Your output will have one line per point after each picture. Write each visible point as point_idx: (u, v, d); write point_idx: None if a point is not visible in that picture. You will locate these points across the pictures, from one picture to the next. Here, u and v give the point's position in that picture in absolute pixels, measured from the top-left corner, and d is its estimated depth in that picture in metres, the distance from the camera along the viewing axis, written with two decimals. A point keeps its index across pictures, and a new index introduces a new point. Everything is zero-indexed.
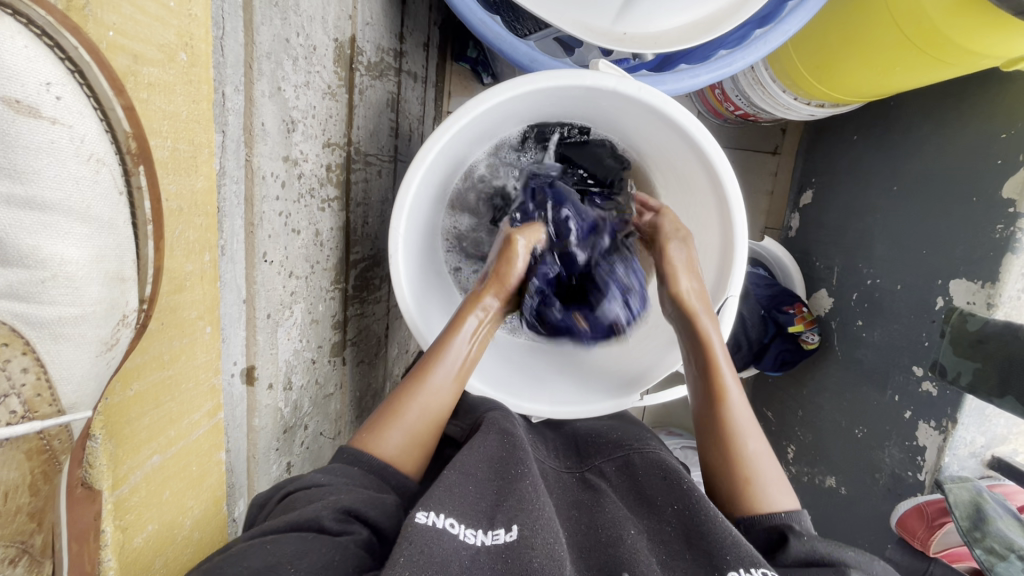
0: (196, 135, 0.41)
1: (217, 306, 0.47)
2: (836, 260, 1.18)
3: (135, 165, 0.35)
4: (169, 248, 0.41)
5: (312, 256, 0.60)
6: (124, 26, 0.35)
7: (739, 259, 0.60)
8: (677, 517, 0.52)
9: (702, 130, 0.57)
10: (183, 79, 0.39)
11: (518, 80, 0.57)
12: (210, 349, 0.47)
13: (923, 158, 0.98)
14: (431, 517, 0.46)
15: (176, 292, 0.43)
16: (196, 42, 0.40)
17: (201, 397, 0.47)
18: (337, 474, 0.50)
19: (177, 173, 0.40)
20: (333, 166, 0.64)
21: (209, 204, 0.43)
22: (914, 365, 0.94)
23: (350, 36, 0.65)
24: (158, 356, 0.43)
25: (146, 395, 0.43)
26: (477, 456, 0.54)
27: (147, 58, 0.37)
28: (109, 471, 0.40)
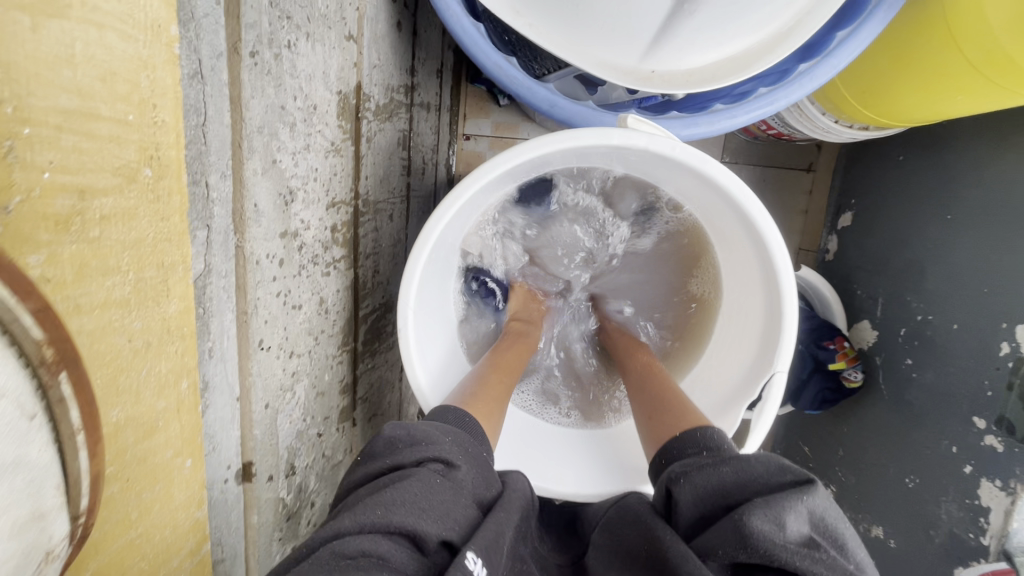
0: (167, 254, 0.33)
1: (196, 436, 0.39)
2: (881, 290, 1.09)
3: (54, 375, 0.24)
4: (133, 393, 0.32)
5: (315, 327, 0.55)
6: (65, 158, 0.25)
7: (789, 332, 0.53)
8: (652, 568, 0.45)
9: (746, 191, 0.51)
10: (146, 197, 0.30)
11: (541, 139, 0.51)
12: (191, 484, 0.39)
13: (982, 186, 0.89)
14: (477, 566, 0.39)
15: (147, 436, 0.34)
16: (165, 149, 0.31)
17: (181, 537, 0.40)
18: (456, 451, 0.48)
19: (142, 306, 0.31)
20: (338, 225, 0.60)
21: (186, 325, 0.35)
22: (975, 416, 0.86)
23: (356, 85, 0.61)
24: (124, 516, 0.34)
25: (107, 568, 0.33)
26: (510, 516, 0.47)
27: (98, 186, 0.27)
28: None
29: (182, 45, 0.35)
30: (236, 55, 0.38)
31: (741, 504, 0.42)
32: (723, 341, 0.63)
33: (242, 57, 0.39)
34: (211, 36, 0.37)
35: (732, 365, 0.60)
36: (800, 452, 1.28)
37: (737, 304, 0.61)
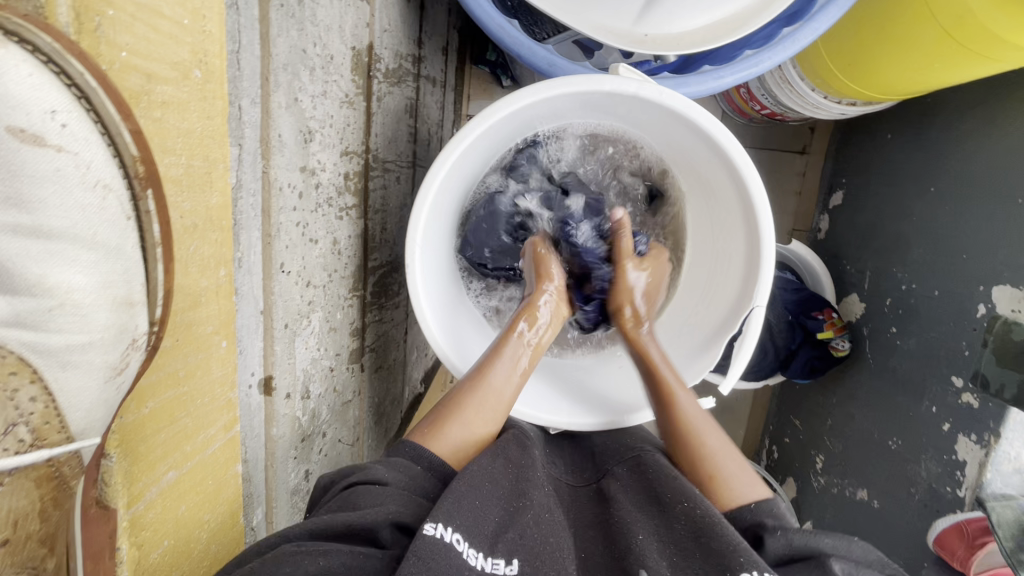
0: (211, 151, 0.40)
1: (232, 321, 0.46)
2: (868, 264, 1.13)
3: (144, 189, 0.35)
4: (183, 266, 0.40)
5: (329, 264, 0.60)
6: (138, 46, 0.34)
7: (766, 266, 0.57)
8: (686, 517, 0.51)
9: (728, 134, 0.55)
10: (197, 95, 0.38)
11: (538, 86, 0.55)
12: (226, 363, 0.47)
13: (963, 157, 0.93)
14: (439, 530, 0.45)
15: (192, 308, 0.42)
16: (211, 58, 0.39)
17: (217, 412, 0.47)
18: (398, 471, 0.52)
19: (191, 190, 0.39)
20: (350, 174, 0.64)
21: (224, 219, 0.42)
22: (953, 375, 0.90)
23: (368, 44, 0.65)
24: (173, 372, 0.43)
25: (161, 412, 0.43)
26: (488, 472, 0.53)
27: (161, 77, 0.36)
28: (125, 489, 0.41)
29: None
30: None
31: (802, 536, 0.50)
32: (708, 285, 0.67)
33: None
34: None
35: (717, 305, 0.64)
36: (791, 425, 1.32)
37: (720, 248, 0.65)
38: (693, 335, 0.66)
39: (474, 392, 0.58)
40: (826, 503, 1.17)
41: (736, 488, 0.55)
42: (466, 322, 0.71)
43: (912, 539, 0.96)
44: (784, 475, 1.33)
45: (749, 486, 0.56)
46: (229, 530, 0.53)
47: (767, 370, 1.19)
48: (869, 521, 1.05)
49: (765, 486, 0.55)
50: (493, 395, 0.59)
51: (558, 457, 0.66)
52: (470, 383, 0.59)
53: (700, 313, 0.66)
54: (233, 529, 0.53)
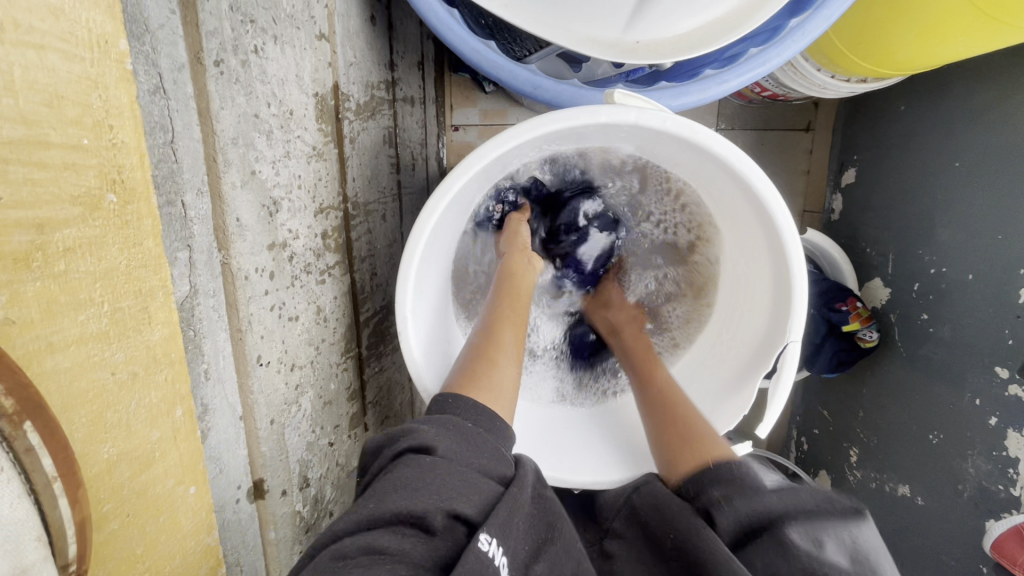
0: (145, 281, 0.33)
1: (197, 462, 0.39)
2: (891, 247, 1.07)
3: (19, 425, 0.25)
4: (122, 427, 0.33)
5: (315, 337, 0.54)
6: (21, 195, 0.26)
7: (798, 299, 0.52)
8: (679, 554, 0.45)
9: (744, 159, 0.50)
10: (115, 229, 0.31)
11: (527, 122, 0.49)
12: (198, 509, 0.40)
13: (991, 129, 0.86)
14: (491, 546, 0.39)
15: (144, 469, 0.35)
16: (130, 176, 0.31)
17: (194, 564, 0.40)
18: (455, 449, 0.44)
19: (122, 338, 0.32)
20: (329, 231, 0.59)
21: (173, 353, 0.35)
22: (997, 365, 0.84)
23: (332, 85, 0.59)
24: (131, 550, 0.35)
25: None
26: (526, 500, 0.45)
27: (59, 219, 0.28)
28: None
29: (138, 60, 0.34)
30: (200, 65, 0.37)
31: (784, 518, 0.42)
32: (736, 316, 0.61)
33: (206, 66, 0.37)
34: (169, 48, 0.35)
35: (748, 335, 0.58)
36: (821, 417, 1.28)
37: (744, 274, 0.60)
38: (722, 374, 0.60)
39: (463, 392, 0.52)
40: (866, 499, 1.13)
41: (711, 453, 0.51)
42: None
43: (963, 539, 0.90)
44: (817, 468, 1.30)
45: (721, 447, 0.52)
46: None
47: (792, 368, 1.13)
48: (913, 518, 1.00)
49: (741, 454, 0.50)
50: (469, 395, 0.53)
51: (555, 514, 0.59)
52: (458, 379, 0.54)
53: (727, 350, 0.61)
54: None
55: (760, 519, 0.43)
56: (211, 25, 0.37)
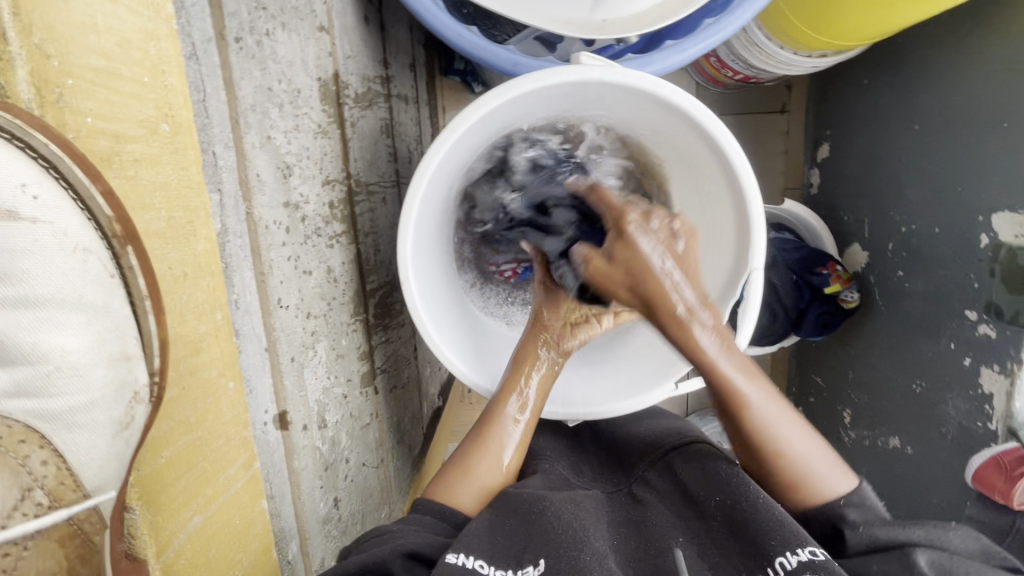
0: (189, 200, 0.42)
1: (236, 362, 0.47)
2: (865, 212, 1.13)
3: (124, 247, 0.36)
4: (179, 314, 0.41)
5: (327, 293, 0.60)
6: (101, 109, 0.36)
7: (757, 228, 0.57)
8: (721, 512, 0.53)
9: (700, 108, 0.55)
10: (168, 148, 0.40)
11: (508, 86, 0.54)
12: (236, 404, 0.47)
13: (944, 91, 0.93)
14: (460, 558, 0.48)
15: (194, 355, 0.43)
16: (177, 110, 0.41)
17: (234, 451, 0.48)
18: (410, 523, 0.54)
19: (175, 241, 0.41)
20: (335, 202, 0.65)
21: (213, 264, 0.44)
22: (966, 309, 0.89)
23: (333, 73, 0.66)
24: (184, 420, 0.43)
25: (177, 460, 0.44)
26: (499, 514, 0.54)
27: (128, 136, 0.38)
28: (151, 539, 0.42)
29: (177, 32, 0.42)
30: (223, 40, 0.45)
31: (909, 543, 0.50)
32: (699, 259, 0.65)
33: (228, 41, 0.45)
34: (200, 22, 0.43)
35: (712, 276, 0.63)
36: (815, 383, 1.33)
37: (702, 221, 0.65)
38: None
39: (468, 476, 0.58)
40: (862, 456, 1.17)
41: (822, 484, 0.54)
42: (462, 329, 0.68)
43: (951, 479, 0.94)
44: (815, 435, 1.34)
45: (837, 479, 0.55)
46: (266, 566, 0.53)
47: (780, 333, 1.17)
48: (905, 467, 1.05)
49: (851, 479, 0.55)
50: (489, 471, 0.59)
51: (588, 464, 0.67)
52: (465, 461, 0.59)
53: None
54: (267, 565, 0.52)
55: (892, 545, 0.50)
56: (231, 8, 0.45)
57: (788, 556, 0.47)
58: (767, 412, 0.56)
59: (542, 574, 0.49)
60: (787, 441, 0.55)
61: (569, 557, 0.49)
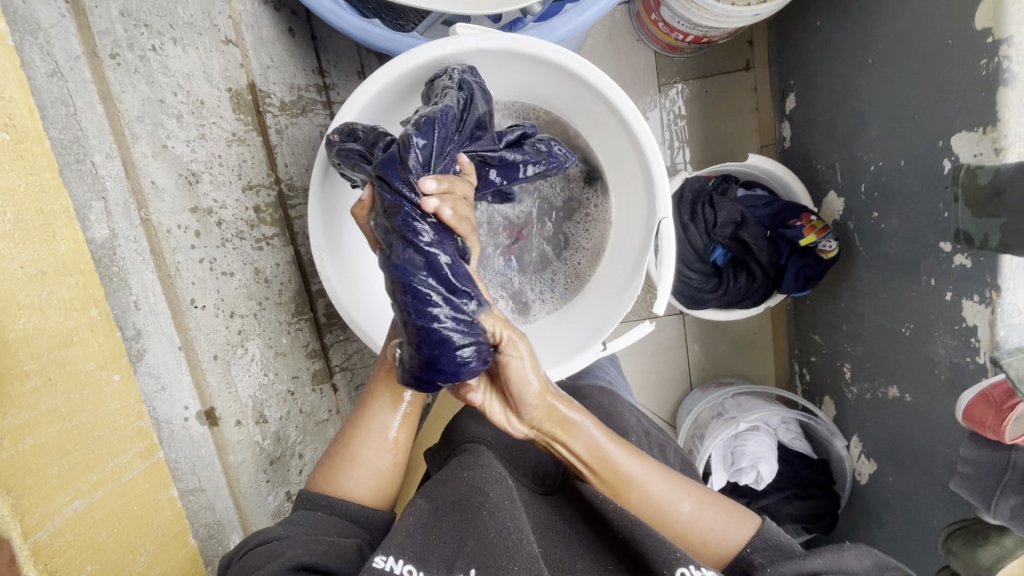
0: (46, 204, 0.40)
1: (120, 354, 0.45)
2: (835, 157, 1.09)
3: None
4: (41, 309, 0.39)
5: (256, 293, 0.62)
6: None
7: (659, 175, 0.57)
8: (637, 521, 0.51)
9: (580, 61, 0.56)
10: (12, 155, 0.37)
11: (393, 65, 0.58)
12: (124, 395, 0.45)
13: (894, 17, 0.89)
14: (388, 562, 0.45)
15: (62, 347, 0.41)
16: (20, 121, 0.38)
17: (126, 440, 0.45)
18: (297, 525, 0.49)
19: (29, 242, 0.38)
20: (262, 206, 0.67)
21: (83, 262, 0.42)
22: (941, 242, 0.85)
23: (248, 83, 0.68)
24: (54, 409, 0.40)
25: (47, 446, 0.40)
26: (430, 510, 0.53)
27: None
28: (17, 521, 0.37)
29: (34, 52, 0.44)
30: (95, 57, 0.47)
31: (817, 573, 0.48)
32: (625, 217, 0.65)
33: (102, 59, 0.48)
34: (63, 43, 0.46)
35: (637, 232, 0.63)
36: (814, 342, 1.28)
37: (621, 179, 0.65)
38: (622, 268, 0.65)
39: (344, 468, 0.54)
40: (865, 412, 1.12)
41: (722, 539, 0.54)
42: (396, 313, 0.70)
43: (949, 422, 0.89)
44: (821, 397, 1.28)
45: (735, 526, 0.55)
46: (206, 557, 0.55)
47: (762, 293, 1.14)
48: (906, 416, 0.99)
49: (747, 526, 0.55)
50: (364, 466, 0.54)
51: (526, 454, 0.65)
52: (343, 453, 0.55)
53: (621, 254, 0.66)
54: (180, 552, 0.50)
55: None
56: (102, 27, 0.47)
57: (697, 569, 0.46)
58: (655, 480, 0.55)
59: None
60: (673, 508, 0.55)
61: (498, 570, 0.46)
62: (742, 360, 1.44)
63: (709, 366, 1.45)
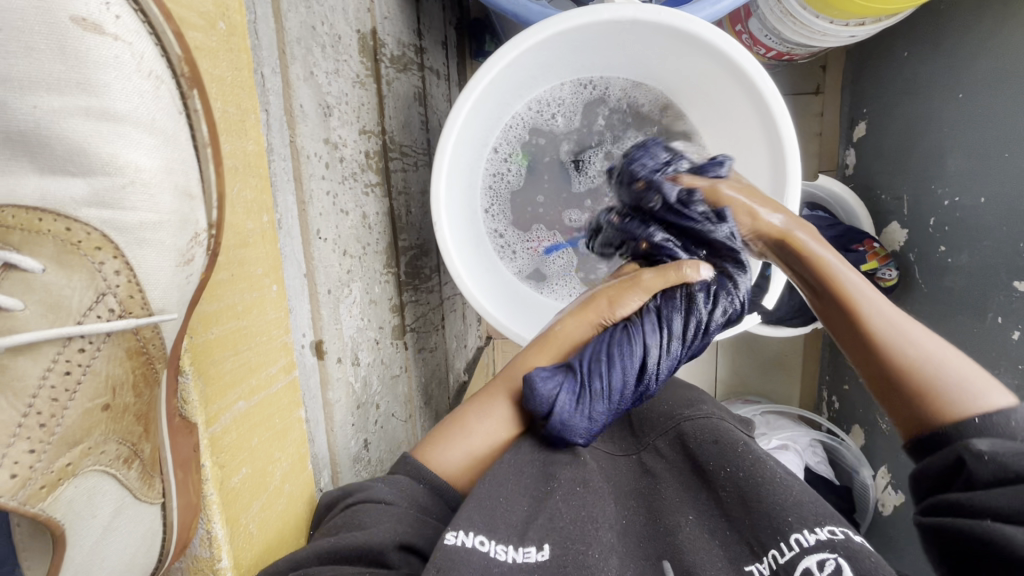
0: (243, 100, 0.44)
1: (279, 266, 0.49)
2: (904, 188, 1.09)
3: (190, 88, 0.38)
4: (231, 205, 0.43)
5: (362, 238, 0.62)
6: None
7: (793, 176, 0.60)
8: (731, 484, 0.48)
9: (733, 44, 0.56)
10: (224, 45, 0.41)
11: (544, 25, 0.57)
12: (279, 306, 0.49)
13: (990, 54, 0.90)
14: (460, 538, 0.44)
15: (243, 245, 0.45)
16: (233, 13, 0.42)
17: (276, 351, 0.50)
18: (399, 491, 0.50)
19: (230, 134, 0.42)
20: (372, 153, 0.67)
21: (262, 165, 0.46)
22: (1014, 280, 0.86)
23: (372, 29, 0.68)
24: (232, 306, 0.45)
25: (226, 340, 0.44)
26: (514, 471, 0.51)
27: (190, 23, 0.39)
28: (201, 408, 0.43)
29: None
30: None
31: None
32: None
33: None
34: None
35: None
36: (849, 371, 1.28)
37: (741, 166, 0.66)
38: None
39: (454, 425, 0.56)
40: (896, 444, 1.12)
41: (963, 398, 0.45)
42: (489, 269, 0.73)
43: None
44: (849, 425, 1.28)
45: (980, 394, 0.44)
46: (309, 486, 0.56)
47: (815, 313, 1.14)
48: None
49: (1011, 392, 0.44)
50: (466, 432, 0.55)
51: None
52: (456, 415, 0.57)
53: None
54: (304, 472, 0.55)
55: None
56: None
57: (805, 535, 0.42)
58: (891, 320, 0.50)
59: (546, 561, 0.44)
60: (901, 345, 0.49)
61: (576, 554, 0.44)
62: (770, 382, 1.44)
63: (737, 384, 1.45)
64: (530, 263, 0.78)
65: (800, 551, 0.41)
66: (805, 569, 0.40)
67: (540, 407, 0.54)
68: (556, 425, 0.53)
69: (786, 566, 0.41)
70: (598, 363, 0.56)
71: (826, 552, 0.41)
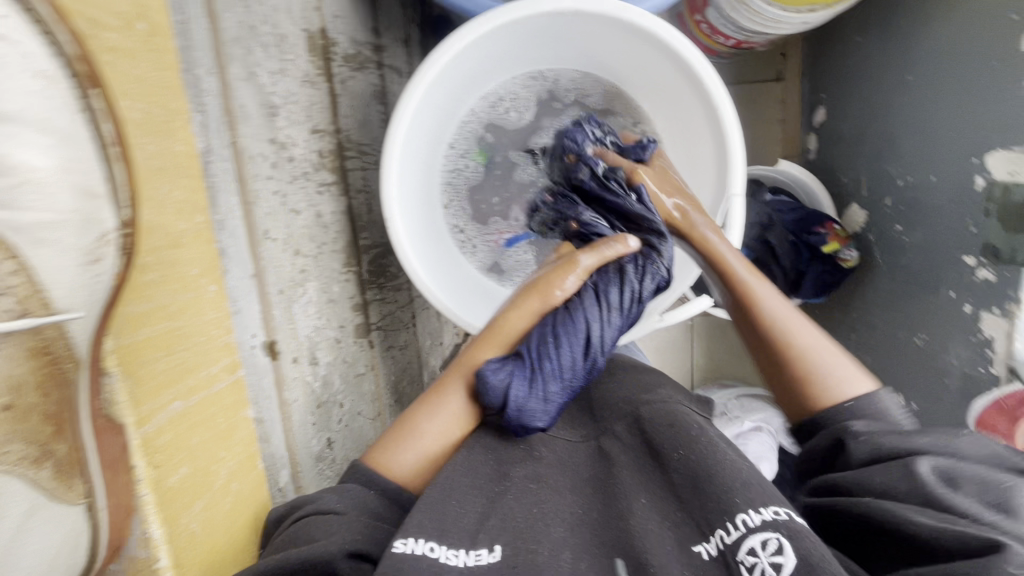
0: (169, 102, 0.48)
1: (215, 267, 0.54)
2: (861, 170, 1.12)
3: (90, 87, 0.38)
4: (158, 204, 0.47)
5: (317, 237, 0.64)
6: None
7: (736, 162, 0.61)
8: (682, 467, 0.49)
9: (671, 34, 0.58)
10: (143, 45, 0.46)
11: (484, 18, 0.58)
12: (217, 306, 0.54)
13: (934, 36, 0.93)
14: (409, 544, 0.44)
15: (173, 247, 0.49)
16: (151, 14, 0.46)
17: (216, 351, 0.54)
18: (351, 497, 0.50)
19: (154, 133, 0.47)
20: (325, 151, 0.66)
21: (190, 166, 0.50)
22: (964, 255, 0.89)
23: None
24: (164, 307, 0.49)
25: (157, 342, 0.48)
26: (469, 466, 0.52)
27: (106, 25, 0.42)
28: (131, 408, 0.45)
29: None
30: None
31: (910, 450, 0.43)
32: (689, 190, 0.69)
33: None
34: None
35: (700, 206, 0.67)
36: None
37: (690, 154, 0.67)
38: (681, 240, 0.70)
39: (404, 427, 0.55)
40: None
41: (839, 386, 0.48)
42: (447, 265, 0.73)
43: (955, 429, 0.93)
44: None
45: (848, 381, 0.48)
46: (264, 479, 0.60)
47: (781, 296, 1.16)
48: None
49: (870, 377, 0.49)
50: (417, 433, 0.54)
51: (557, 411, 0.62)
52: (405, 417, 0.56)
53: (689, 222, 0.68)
54: (252, 470, 0.59)
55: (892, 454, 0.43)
56: None
57: (751, 514, 0.43)
58: (781, 308, 0.54)
59: (495, 560, 0.45)
60: (794, 330, 0.52)
61: (528, 550, 0.45)
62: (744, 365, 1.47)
63: (712, 369, 1.47)
64: (492, 256, 0.78)
65: (746, 531, 0.42)
66: (749, 548, 0.41)
67: (492, 401, 0.53)
68: (513, 414, 0.53)
69: (732, 546, 0.42)
70: (547, 346, 0.56)
71: (770, 530, 0.42)
